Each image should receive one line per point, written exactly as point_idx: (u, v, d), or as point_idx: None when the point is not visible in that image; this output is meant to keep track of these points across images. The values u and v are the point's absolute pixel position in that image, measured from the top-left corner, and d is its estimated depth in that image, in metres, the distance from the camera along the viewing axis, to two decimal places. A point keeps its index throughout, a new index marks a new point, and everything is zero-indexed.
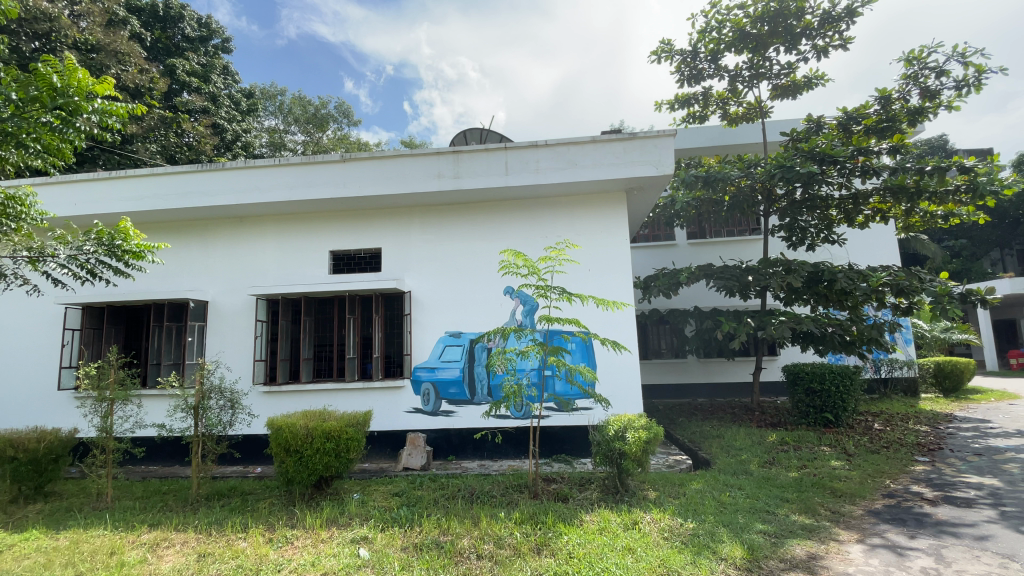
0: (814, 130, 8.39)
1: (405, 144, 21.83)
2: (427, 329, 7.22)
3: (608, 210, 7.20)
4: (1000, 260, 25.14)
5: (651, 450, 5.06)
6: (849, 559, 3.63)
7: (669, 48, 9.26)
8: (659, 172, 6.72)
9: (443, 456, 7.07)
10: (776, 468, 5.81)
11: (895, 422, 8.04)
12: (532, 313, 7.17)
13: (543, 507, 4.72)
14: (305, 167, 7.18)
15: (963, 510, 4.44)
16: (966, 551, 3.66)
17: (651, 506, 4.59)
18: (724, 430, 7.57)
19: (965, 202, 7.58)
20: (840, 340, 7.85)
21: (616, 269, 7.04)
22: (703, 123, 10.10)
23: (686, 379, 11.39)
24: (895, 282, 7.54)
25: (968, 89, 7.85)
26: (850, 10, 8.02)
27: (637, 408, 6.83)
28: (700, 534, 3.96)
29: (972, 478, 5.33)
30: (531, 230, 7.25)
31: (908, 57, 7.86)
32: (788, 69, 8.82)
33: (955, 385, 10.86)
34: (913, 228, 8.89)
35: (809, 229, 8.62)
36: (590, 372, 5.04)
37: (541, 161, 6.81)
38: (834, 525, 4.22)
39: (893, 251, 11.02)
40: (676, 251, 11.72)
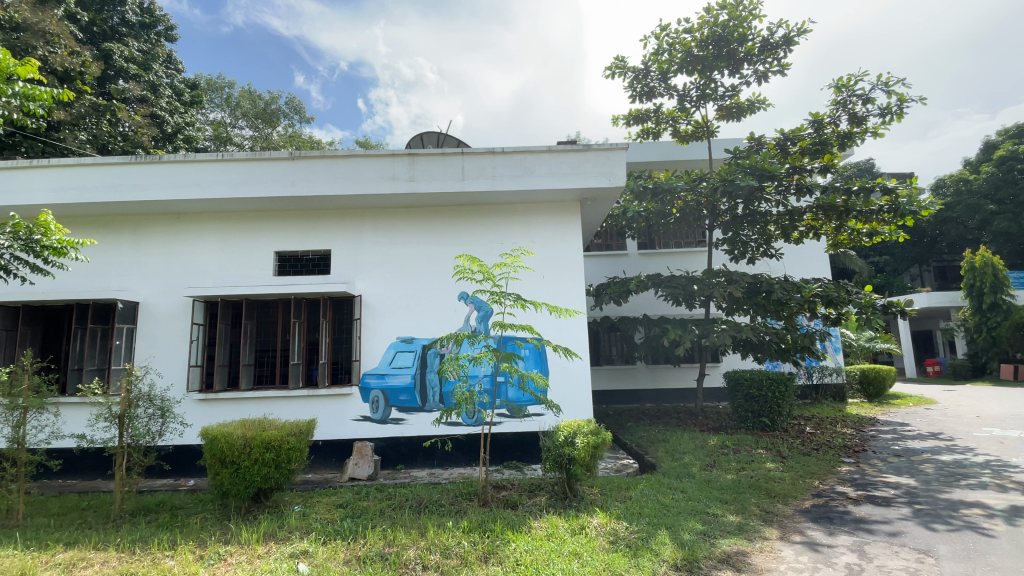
0: (754, 149, 8.90)
1: (359, 145, 21.39)
2: (377, 335, 7.05)
3: (562, 218, 7.30)
4: (919, 275, 27.41)
5: (600, 455, 5.14)
6: (780, 557, 3.80)
7: (622, 66, 9.56)
8: (612, 184, 6.88)
9: (391, 465, 6.89)
10: (716, 471, 6.04)
11: (824, 426, 8.57)
12: (486, 319, 7.17)
13: (491, 515, 4.68)
14: (251, 164, 6.88)
15: (883, 508, 4.76)
16: (885, 547, 3.91)
17: (598, 511, 4.65)
18: (669, 435, 7.82)
19: (887, 221, 8.24)
20: (776, 348, 8.28)
21: (569, 277, 7.14)
22: (653, 139, 10.46)
23: (635, 386, 11.68)
24: (825, 293, 8.12)
25: (889, 117, 8.54)
26: (787, 38, 8.56)
27: (587, 414, 6.94)
28: (643, 537, 4.05)
29: (891, 477, 5.75)
30: (486, 236, 7.25)
31: (837, 84, 8.46)
32: (732, 92, 9.30)
33: (877, 390, 11.72)
34: (842, 245, 9.55)
35: (749, 244, 9.13)
36: (541, 379, 5.03)
37: (497, 168, 6.83)
38: (767, 524, 4.42)
39: (824, 265, 11.81)
40: (628, 261, 12.06)
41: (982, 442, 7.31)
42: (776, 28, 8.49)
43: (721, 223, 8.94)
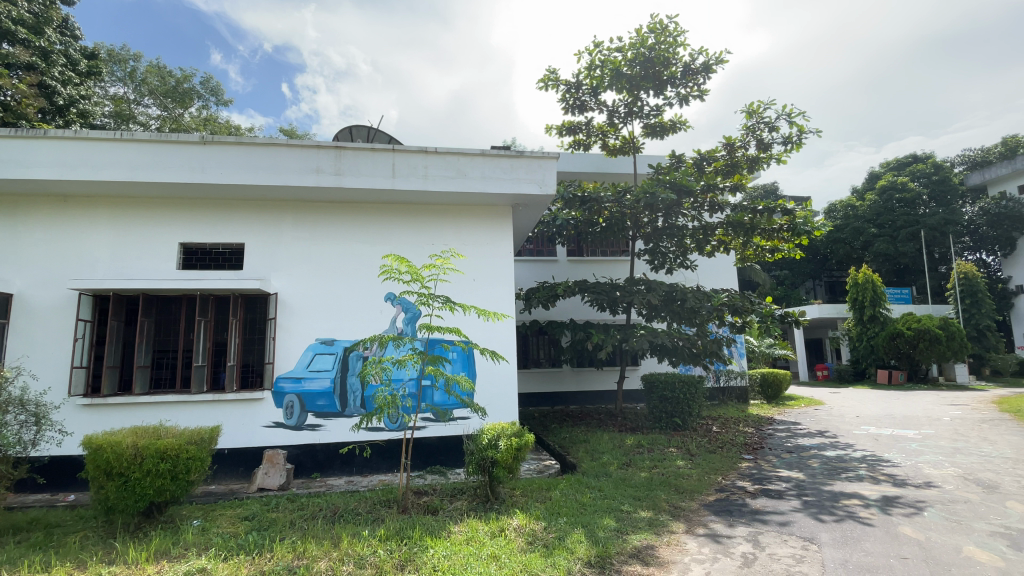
0: (675, 166, 9.48)
1: (284, 134, 20.22)
2: (294, 335, 6.67)
3: (493, 222, 7.34)
4: (813, 288, 30.55)
5: (522, 457, 5.19)
6: (685, 549, 4.04)
7: (556, 78, 9.81)
8: (543, 191, 7.02)
9: (305, 474, 6.54)
10: (631, 469, 6.33)
11: (728, 425, 9.27)
12: (413, 321, 7.02)
13: (410, 522, 4.58)
14: (155, 146, 6.28)
15: (775, 501, 5.22)
16: (776, 536, 4.29)
17: (518, 512, 4.71)
18: (590, 435, 8.09)
19: (787, 239, 9.11)
20: (688, 352, 8.85)
21: (499, 280, 7.19)
22: (584, 151, 10.83)
23: (559, 388, 11.97)
24: (731, 302, 8.84)
25: (791, 145, 9.44)
26: (706, 66, 9.22)
27: (511, 416, 7.01)
28: (560, 536, 4.14)
29: (783, 472, 6.32)
30: (415, 236, 7.12)
31: (748, 111, 9.23)
32: (656, 111, 9.85)
33: (775, 393, 12.89)
34: (749, 259, 10.39)
35: (668, 255, 9.72)
36: (467, 381, 4.98)
37: (429, 167, 6.73)
38: (675, 519, 4.69)
39: (732, 277, 12.81)
40: (557, 266, 12.36)
41: (859, 439, 8.25)
42: (697, 55, 9.11)
43: (643, 234, 9.44)
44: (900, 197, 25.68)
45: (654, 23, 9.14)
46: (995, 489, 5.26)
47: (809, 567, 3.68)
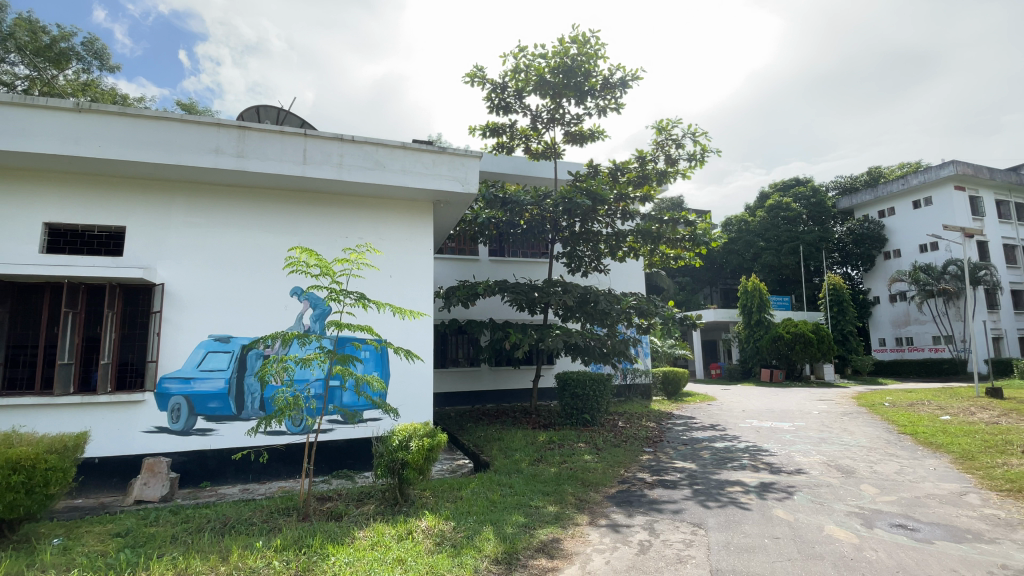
0: (592, 174, 9.89)
1: (183, 109, 18.26)
2: (183, 331, 6.05)
3: (413, 218, 7.17)
4: (711, 294, 33.40)
5: (434, 458, 5.10)
6: (587, 540, 4.22)
7: (482, 76, 9.83)
8: (464, 190, 6.97)
9: (193, 483, 5.98)
10: (542, 465, 6.51)
11: (633, 420, 9.86)
12: (322, 318, 6.65)
13: (310, 529, 4.34)
14: (16, 109, 5.43)
15: (670, 490, 5.63)
16: (670, 523, 4.61)
17: (427, 513, 4.64)
18: (504, 433, 8.18)
19: (689, 249, 9.86)
20: (599, 351, 9.28)
21: (415, 278, 7.03)
22: (507, 152, 10.96)
23: (477, 387, 11.99)
24: (639, 305, 9.40)
25: (694, 162, 10.22)
26: (623, 81, 9.71)
27: (425, 417, 6.89)
28: (469, 535, 4.15)
29: (678, 463, 6.84)
30: (327, 228, 6.77)
31: (658, 127, 9.86)
32: (577, 120, 10.21)
33: (674, 390, 13.91)
34: (656, 265, 11.10)
35: (584, 259, 10.13)
36: (378, 381, 4.79)
37: (345, 156, 6.42)
38: (580, 512, 4.88)
39: (641, 282, 13.65)
40: (478, 266, 12.36)
41: (744, 431, 9.13)
42: (615, 70, 9.57)
43: (562, 237, 9.77)
44: (785, 216, 28.89)
45: (576, 34, 9.46)
46: (851, 473, 6.07)
47: (697, 551, 4.00)
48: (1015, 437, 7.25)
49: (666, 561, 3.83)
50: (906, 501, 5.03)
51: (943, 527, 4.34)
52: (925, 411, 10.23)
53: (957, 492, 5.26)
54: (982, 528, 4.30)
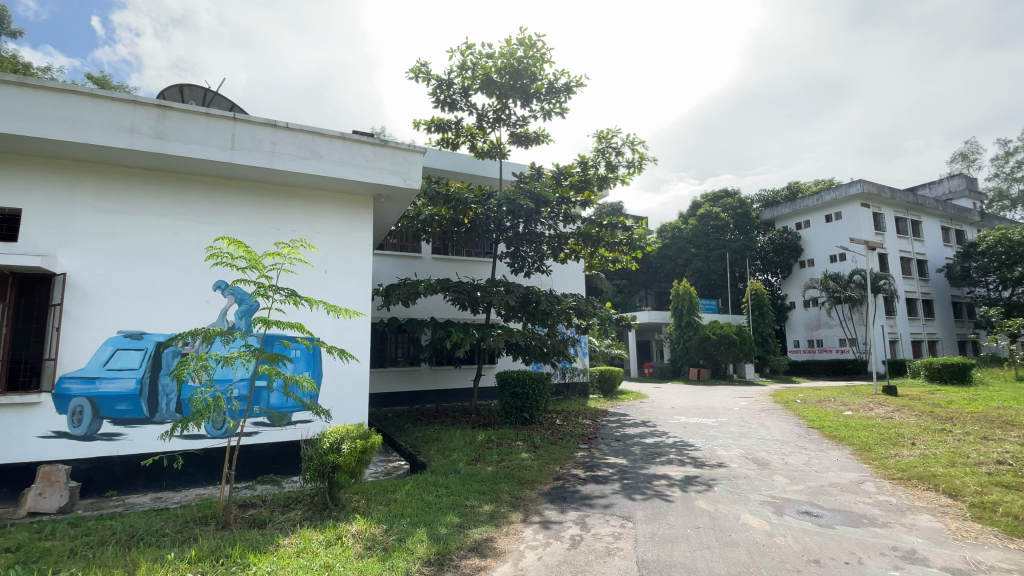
0: (536, 176, 10.01)
1: (97, 82, 16.65)
2: (87, 326, 5.50)
3: (350, 212, 6.93)
4: (646, 296, 34.87)
5: (366, 460, 4.96)
6: (521, 538, 4.27)
7: (427, 71, 9.68)
8: (406, 185, 6.82)
9: (97, 492, 5.46)
10: (479, 464, 6.51)
11: (570, 418, 10.08)
12: (249, 314, 6.24)
13: (229, 538, 4.08)
14: None
15: (601, 485, 5.81)
16: (600, 517, 4.76)
17: (357, 517, 4.50)
18: (442, 433, 8.11)
19: (626, 252, 10.23)
20: (539, 351, 9.41)
21: (352, 274, 6.80)
22: (452, 150, 10.85)
23: (416, 387, 11.79)
24: (578, 306, 9.60)
25: (633, 169, 10.61)
26: (567, 87, 9.90)
27: (358, 418, 6.69)
28: (401, 537, 4.07)
29: (611, 459, 7.07)
30: (257, 219, 6.40)
31: (599, 136, 10.15)
32: (522, 121, 10.30)
33: (610, 388, 14.38)
34: (595, 268, 11.43)
35: (527, 259, 10.28)
36: (309, 381, 4.57)
37: (278, 144, 6.10)
38: (513, 510, 4.93)
39: (581, 284, 14.02)
40: (420, 263, 12.16)
41: (672, 427, 9.59)
42: (560, 75, 9.74)
43: (505, 237, 9.84)
44: (714, 224, 30.71)
45: (523, 37, 9.55)
46: (766, 465, 6.54)
47: (625, 543, 4.15)
48: (904, 430, 8.12)
49: (595, 554, 3.94)
50: (813, 490, 5.50)
51: (843, 513, 4.78)
52: (831, 407, 11.22)
53: (855, 481, 5.81)
54: (876, 513, 4.78)
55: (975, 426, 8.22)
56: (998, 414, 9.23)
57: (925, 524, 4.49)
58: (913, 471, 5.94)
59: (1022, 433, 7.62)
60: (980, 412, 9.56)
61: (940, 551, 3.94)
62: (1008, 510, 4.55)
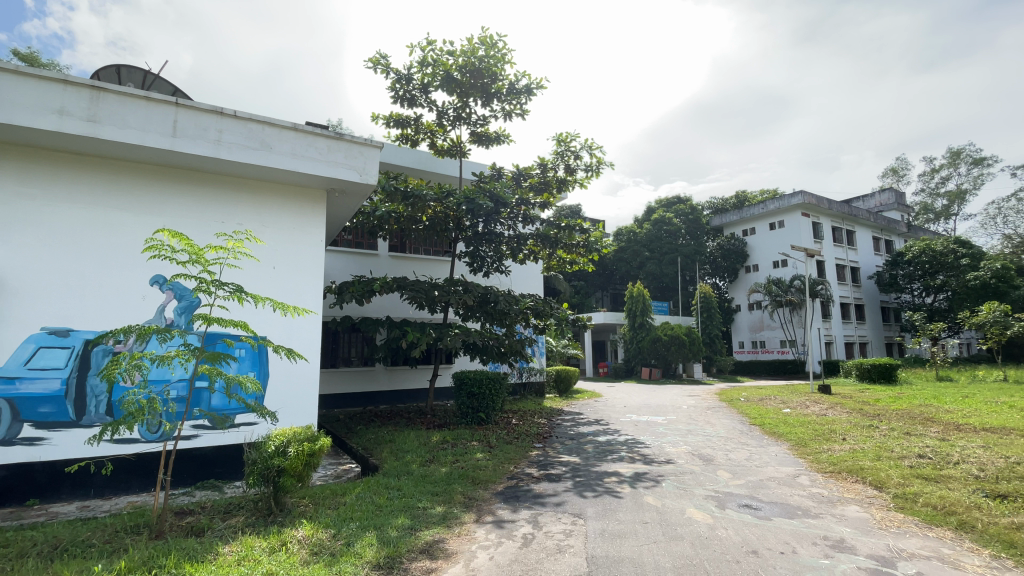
0: (495, 176, 10.02)
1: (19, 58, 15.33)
2: (3, 322, 5.05)
3: (302, 206, 6.70)
4: (603, 297, 35.64)
5: (314, 463, 4.80)
6: (473, 538, 4.26)
7: (385, 64, 9.50)
8: (361, 180, 6.65)
9: (15, 502, 5.03)
10: (433, 465, 6.44)
11: (526, 418, 10.16)
12: (189, 311, 5.93)
13: (163, 548, 3.85)
14: None
15: (554, 484, 5.89)
16: (552, 515, 4.82)
17: (303, 522, 4.35)
18: (396, 434, 7.98)
19: (583, 254, 10.40)
20: (497, 351, 9.44)
21: (302, 271, 6.57)
22: (411, 146, 10.70)
23: (370, 387, 11.54)
24: (535, 306, 9.66)
25: (591, 173, 10.81)
26: (527, 88, 9.95)
27: (306, 420, 6.47)
28: (349, 542, 3.97)
29: (564, 457, 7.18)
30: (200, 210, 6.08)
31: (558, 139, 10.27)
32: (483, 121, 10.28)
33: (566, 387, 14.60)
34: (552, 269, 11.58)
35: (486, 259, 10.33)
36: (253, 382, 4.36)
37: (224, 133, 5.81)
38: (466, 510, 4.91)
39: (538, 285, 14.16)
40: (376, 261, 11.92)
41: (624, 425, 9.84)
42: (520, 76, 9.78)
43: (464, 236, 9.81)
44: (668, 229, 31.77)
45: (485, 36, 9.53)
46: (711, 461, 6.83)
47: (575, 540, 4.22)
48: (836, 426, 8.68)
49: (546, 552, 3.99)
50: (753, 484, 5.78)
51: (780, 505, 5.06)
52: (772, 405, 11.85)
53: (792, 474, 6.15)
54: (809, 505, 5.08)
55: (898, 422, 8.89)
56: (918, 411, 10.02)
57: (854, 514, 4.81)
58: (844, 465, 6.35)
59: (938, 428, 8.31)
60: (903, 409, 10.36)
61: (866, 539, 4.23)
62: (926, 500, 4.94)
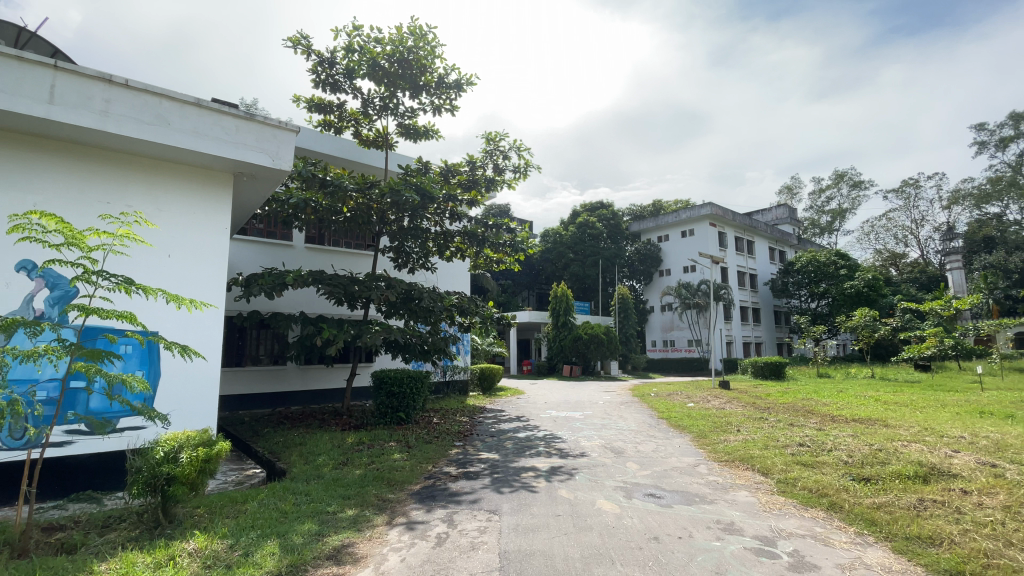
0: (422, 170, 9.85)
1: None
2: None
3: (205, 190, 6.16)
4: (528, 297, 36.25)
5: (210, 470, 4.44)
6: (385, 540, 4.15)
7: (306, 45, 8.98)
8: (274, 165, 6.24)
9: None
10: (346, 468, 6.20)
11: (447, 416, 10.10)
12: (65, 303, 5.25)
13: (23, 570, 3.38)
14: None
15: (471, 481, 5.91)
16: (468, 513, 4.83)
17: (196, 533, 4.01)
18: (308, 437, 7.58)
19: (509, 254, 10.51)
20: (419, 349, 9.29)
21: (203, 260, 6.05)
22: (334, 134, 10.22)
23: (280, 388, 10.87)
24: (460, 304, 9.59)
25: (519, 174, 10.95)
26: (457, 84, 9.85)
27: (203, 423, 5.96)
28: (248, 552, 3.72)
29: (483, 455, 7.22)
30: (83, 189, 5.41)
31: (487, 137, 10.30)
32: (411, 113, 10.05)
33: (489, 385, 14.69)
34: (479, 267, 11.61)
35: (411, 255, 10.16)
36: (140, 381, 3.91)
37: (114, 104, 5.21)
38: (379, 512, 4.78)
39: (465, 283, 14.13)
40: (290, 253, 11.26)
41: (543, 421, 10.10)
42: (450, 71, 9.68)
43: (389, 231, 9.52)
44: (591, 233, 33.04)
45: (415, 27, 9.32)
46: (621, 453, 7.19)
47: (489, 536, 4.27)
48: (733, 419, 9.50)
49: (459, 550, 3.99)
50: (658, 473, 6.18)
51: (681, 493, 5.45)
52: (678, 399, 12.74)
53: (692, 464, 6.65)
54: (706, 492, 5.52)
55: (784, 415, 9.91)
56: (802, 405, 11.23)
57: (743, 499, 5.30)
58: (738, 454, 6.98)
59: (816, 420, 9.36)
60: (789, 403, 11.55)
61: (752, 521, 4.67)
62: (803, 484, 5.55)
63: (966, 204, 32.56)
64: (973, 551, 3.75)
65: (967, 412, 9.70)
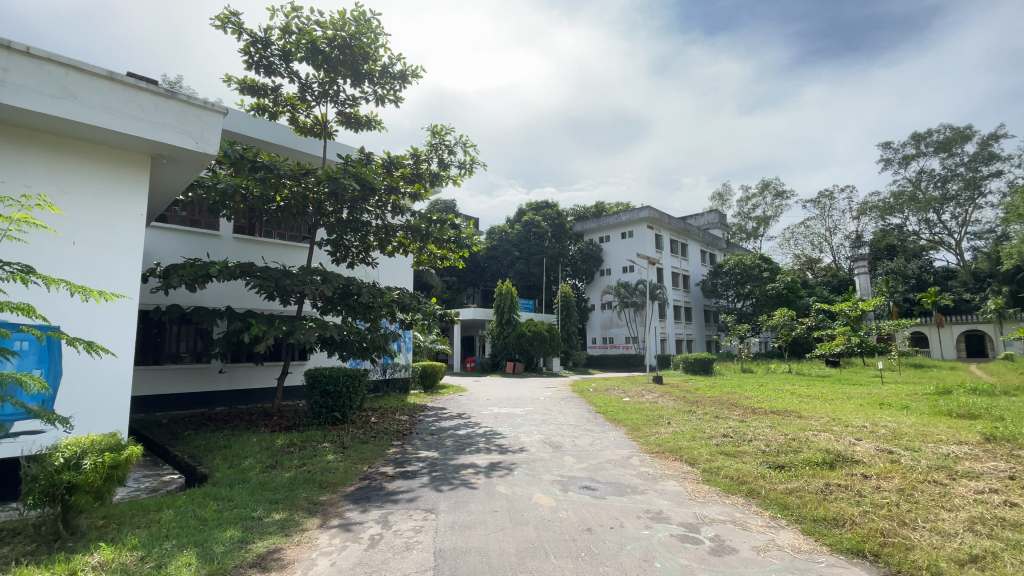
0: (364, 162, 9.54)
1: None
2: None
3: (118, 172, 5.65)
4: (473, 294, 36.10)
5: (119, 477, 4.08)
6: (314, 545, 4.00)
7: (237, 23, 8.43)
8: (199, 149, 5.81)
9: None
10: (275, 471, 5.92)
11: (386, 415, 9.90)
12: None
13: None
14: None
15: (408, 480, 5.82)
16: (403, 513, 4.75)
17: (101, 546, 3.68)
18: (233, 439, 7.15)
19: (453, 250, 10.43)
20: (357, 346, 8.98)
21: (115, 249, 5.54)
22: (268, 118, 9.69)
23: (203, 387, 10.19)
24: (402, 300, 9.35)
25: (464, 171, 10.87)
26: (402, 74, 9.62)
27: (112, 427, 5.46)
28: (161, 563, 3.46)
29: (422, 453, 7.13)
30: None
31: (433, 131, 10.14)
32: (352, 101, 9.71)
33: (431, 382, 14.55)
34: (422, 262, 11.45)
35: (350, 249, 9.84)
36: (38, 381, 3.49)
37: (9, 72, 4.66)
38: (310, 516, 4.60)
39: (407, 278, 13.88)
40: (216, 243, 10.57)
41: (484, 418, 10.12)
42: (395, 61, 9.44)
43: (325, 223, 9.14)
44: (536, 231, 33.44)
45: (358, 13, 9.00)
46: (559, 448, 7.34)
47: (424, 535, 4.22)
48: (665, 412, 9.97)
49: (393, 551, 3.92)
50: (593, 466, 6.37)
51: (614, 484, 5.66)
52: (615, 394, 13.17)
53: (626, 456, 6.92)
54: (637, 483, 5.77)
55: (711, 408, 10.53)
56: (727, 398, 11.96)
57: (671, 488, 5.57)
58: (668, 445, 7.33)
59: (740, 412, 10.02)
60: (716, 397, 12.27)
61: (679, 509, 4.93)
62: (726, 473, 5.93)
63: (872, 215, 35.96)
64: (871, 531, 4.16)
65: (869, 404, 10.71)
